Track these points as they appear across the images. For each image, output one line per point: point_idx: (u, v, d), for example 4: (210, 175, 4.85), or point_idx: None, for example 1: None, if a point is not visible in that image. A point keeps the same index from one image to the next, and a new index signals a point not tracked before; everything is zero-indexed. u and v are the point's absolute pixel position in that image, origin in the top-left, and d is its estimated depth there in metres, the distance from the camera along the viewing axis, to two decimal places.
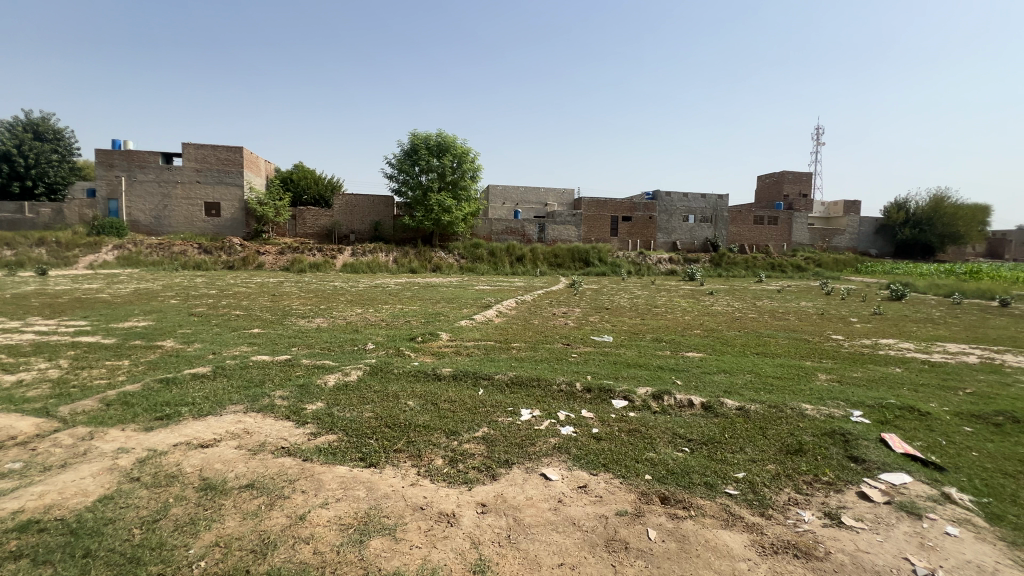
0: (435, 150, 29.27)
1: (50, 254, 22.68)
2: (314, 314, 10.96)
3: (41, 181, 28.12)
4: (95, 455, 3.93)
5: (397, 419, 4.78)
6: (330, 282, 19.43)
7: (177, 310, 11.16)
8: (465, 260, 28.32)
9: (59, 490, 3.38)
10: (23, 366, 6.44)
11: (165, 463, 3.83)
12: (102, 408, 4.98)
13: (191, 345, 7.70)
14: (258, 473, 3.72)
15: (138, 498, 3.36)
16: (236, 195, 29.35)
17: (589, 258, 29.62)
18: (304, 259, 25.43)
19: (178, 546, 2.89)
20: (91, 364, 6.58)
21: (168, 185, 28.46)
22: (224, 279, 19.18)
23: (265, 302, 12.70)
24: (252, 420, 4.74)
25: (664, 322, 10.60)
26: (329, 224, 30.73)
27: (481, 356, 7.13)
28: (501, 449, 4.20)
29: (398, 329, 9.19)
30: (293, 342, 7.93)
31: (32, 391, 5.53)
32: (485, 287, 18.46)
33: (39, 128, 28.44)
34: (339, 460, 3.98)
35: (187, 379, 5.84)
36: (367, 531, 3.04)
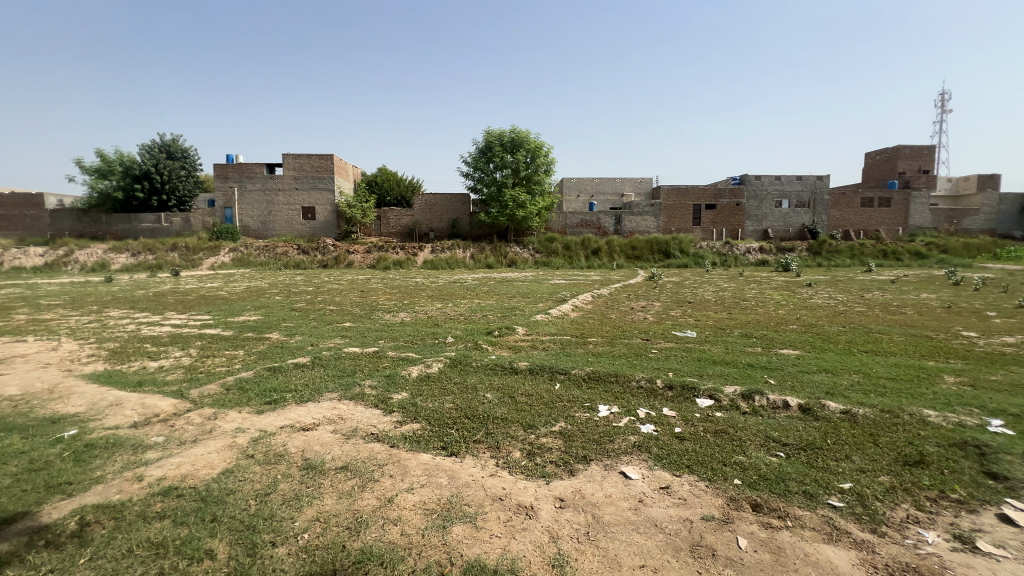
0: (509, 146, 29.50)
1: (182, 257, 26.28)
2: (398, 308, 11.57)
3: (174, 195, 32.45)
4: (218, 434, 4.49)
5: (476, 410, 4.92)
6: (413, 278, 20.51)
7: (281, 306, 12.37)
8: (540, 254, 28.39)
9: (192, 462, 3.91)
10: (163, 354, 7.51)
11: (274, 442, 4.27)
12: (222, 391, 5.66)
13: (293, 337, 8.50)
14: (351, 456, 4.03)
15: (253, 473, 3.78)
16: (329, 199, 31.81)
17: (669, 249, 28.39)
18: (388, 257, 27.04)
19: (286, 518, 3.20)
20: (214, 353, 7.50)
21: (272, 193, 31.52)
22: (320, 277, 21.00)
23: (355, 298, 13.65)
24: (346, 407, 5.12)
25: (755, 317, 9.86)
26: (411, 224, 32.22)
27: (557, 350, 7.12)
28: (578, 444, 4.16)
29: (476, 323, 9.47)
30: (379, 335, 8.46)
31: (169, 375, 6.42)
32: (562, 280, 18.83)
33: (171, 148, 32.68)
34: (423, 447, 4.19)
35: (290, 368, 6.45)
36: (449, 517, 3.17)
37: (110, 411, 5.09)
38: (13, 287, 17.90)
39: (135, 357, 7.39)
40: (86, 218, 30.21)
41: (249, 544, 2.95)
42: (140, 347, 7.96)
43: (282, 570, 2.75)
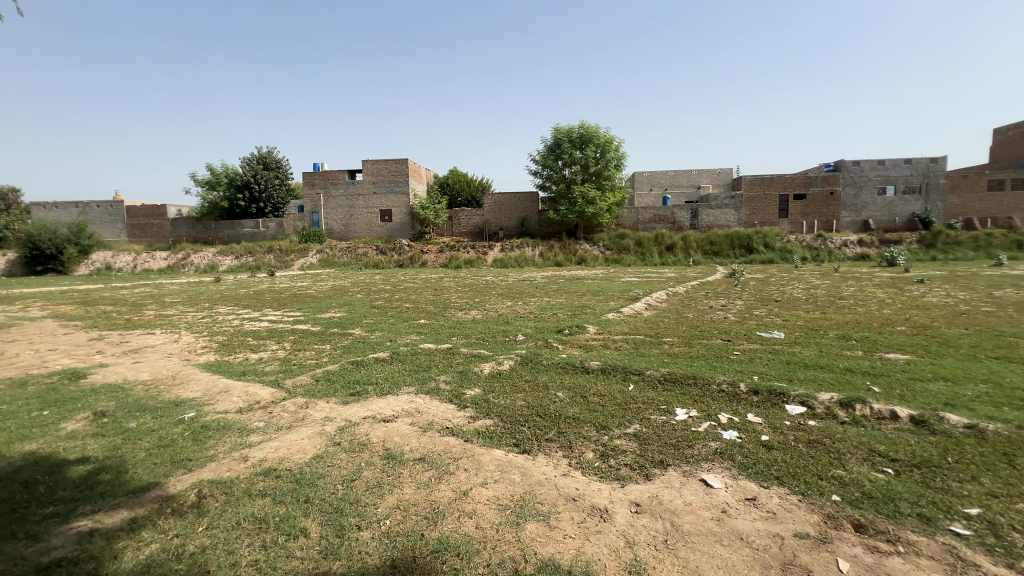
0: (578, 142, 29.14)
1: (277, 259, 28.94)
2: (469, 306, 11.87)
3: (270, 202, 35.74)
4: (309, 421, 4.86)
5: (547, 409, 4.91)
6: (483, 277, 20.99)
7: (362, 304, 13.18)
8: (610, 252, 27.82)
9: (288, 446, 4.27)
10: (262, 347, 8.31)
11: (358, 432, 4.55)
12: (313, 382, 6.15)
13: (374, 333, 9.04)
14: (428, 448, 4.18)
15: (339, 459, 4.04)
16: (404, 202, 33.34)
17: (752, 243, 26.60)
18: (459, 257, 27.91)
19: (370, 504, 3.39)
20: (305, 347, 8.17)
21: (354, 198, 33.60)
22: (397, 276, 22.21)
23: (429, 296, 14.20)
24: (422, 401, 5.34)
25: (854, 317, 8.94)
26: (481, 224, 32.92)
27: (630, 350, 6.91)
28: (654, 448, 4.01)
29: (546, 321, 9.48)
30: (452, 332, 8.72)
31: (267, 366, 7.08)
32: (633, 278, 18.32)
33: (267, 160, 36.03)
34: (496, 443, 4.25)
35: (372, 362, 6.85)
36: (523, 514, 3.19)
37: (221, 397, 5.72)
38: (145, 287, 20.75)
39: (239, 349, 8.23)
40: (199, 225, 34.11)
41: (337, 526, 3.16)
42: (243, 341, 8.85)
43: (367, 552, 2.91)
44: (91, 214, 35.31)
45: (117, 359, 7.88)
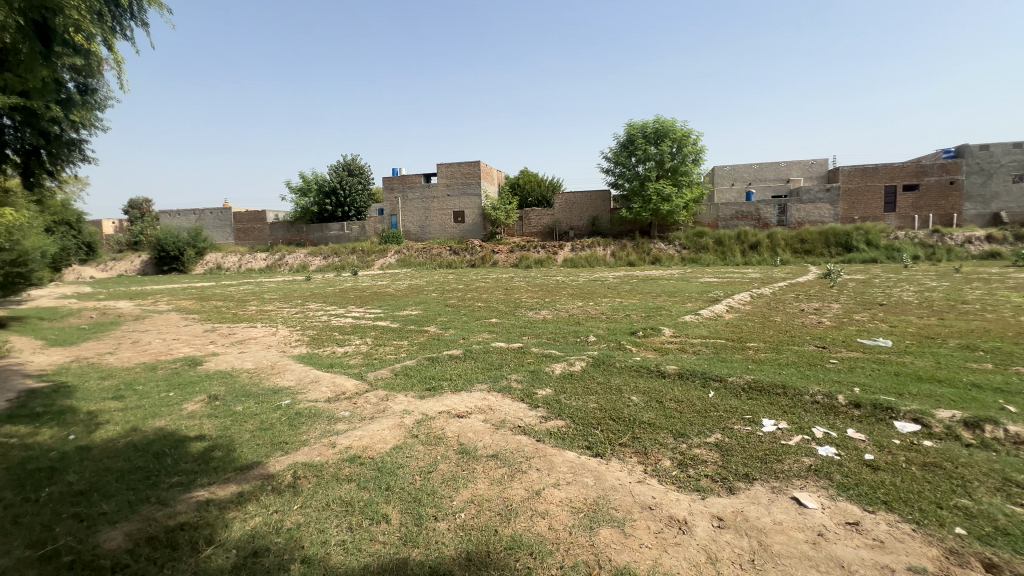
0: (653, 138, 28.11)
1: (360, 260, 30.97)
2: (540, 306, 11.89)
3: (353, 207, 38.22)
4: (389, 414, 5.12)
5: (621, 413, 4.78)
6: (554, 276, 20.96)
7: (437, 302, 13.69)
8: (687, 251, 26.60)
9: (370, 436, 4.53)
10: (348, 342, 8.91)
11: (434, 426, 4.73)
12: (392, 376, 6.49)
13: (448, 331, 9.34)
14: (501, 446, 4.24)
15: (417, 451, 4.22)
16: (476, 203, 34.16)
17: (850, 241, 24.18)
18: (530, 256, 28.14)
19: (446, 496, 3.51)
20: (385, 342, 8.64)
21: (429, 200, 34.98)
22: (469, 276, 22.83)
23: (500, 295, 14.42)
24: (494, 399, 5.42)
25: (981, 324, 7.80)
26: (552, 223, 32.85)
27: (710, 355, 6.54)
28: (738, 460, 3.77)
29: (618, 322, 9.23)
30: (524, 332, 8.78)
31: (352, 360, 7.58)
32: (712, 278, 17.35)
33: (351, 167, 38.59)
34: (568, 445, 4.22)
35: (446, 359, 7.08)
36: (597, 518, 3.13)
37: (311, 387, 6.21)
38: (249, 285, 23.09)
39: (327, 343, 8.88)
40: (292, 229, 37.22)
41: (415, 515, 3.29)
42: (331, 335, 9.54)
43: (443, 542, 3.00)
44: (205, 220, 39.93)
45: (227, 348, 8.85)
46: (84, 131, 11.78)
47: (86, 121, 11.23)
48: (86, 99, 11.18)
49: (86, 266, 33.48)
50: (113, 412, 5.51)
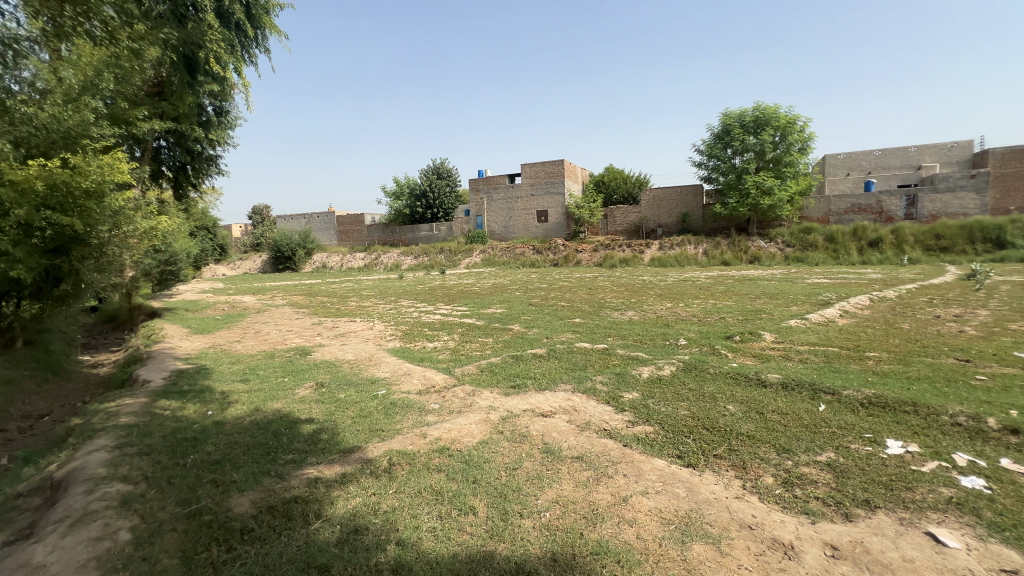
0: (751, 127, 26.02)
1: (448, 260, 32.39)
2: (626, 307, 11.53)
3: (442, 209, 39.97)
4: (475, 409, 5.28)
5: (715, 422, 4.49)
6: (640, 276, 20.25)
7: (520, 301, 13.83)
8: (791, 249, 24.31)
9: (457, 429, 4.71)
10: (437, 337, 9.33)
11: (519, 423, 4.79)
12: (479, 372, 6.68)
13: (532, 330, 9.41)
14: (586, 448, 4.18)
15: (503, 447, 4.30)
16: (560, 202, 34.04)
17: (1001, 235, 20.62)
18: (615, 255, 27.57)
19: (531, 494, 3.53)
20: (472, 339, 8.93)
21: (513, 201, 35.47)
22: (552, 275, 22.85)
23: (584, 295, 14.23)
24: (579, 400, 5.36)
25: None
26: (638, 221, 31.78)
27: (820, 364, 5.91)
28: (856, 484, 3.35)
29: (711, 325, 8.68)
30: (608, 333, 8.58)
31: (441, 355, 7.93)
32: (822, 279, 15.66)
33: (440, 171, 40.42)
34: (657, 452, 4.05)
35: (530, 357, 7.14)
36: (689, 533, 2.96)
37: (404, 378, 6.60)
38: (349, 282, 25.12)
39: (417, 338, 9.37)
40: (387, 231, 39.82)
41: (501, 510, 3.36)
42: (421, 331, 10.05)
43: (528, 540, 3.02)
44: (313, 223, 44.17)
45: (331, 341, 9.70)
46: (219, 148, 13.65)
47: (220, 140, 13.01)
48: (221, 120, 12.95)
49: (219, 266, 38.62)
50: (241, 393, 6.28)
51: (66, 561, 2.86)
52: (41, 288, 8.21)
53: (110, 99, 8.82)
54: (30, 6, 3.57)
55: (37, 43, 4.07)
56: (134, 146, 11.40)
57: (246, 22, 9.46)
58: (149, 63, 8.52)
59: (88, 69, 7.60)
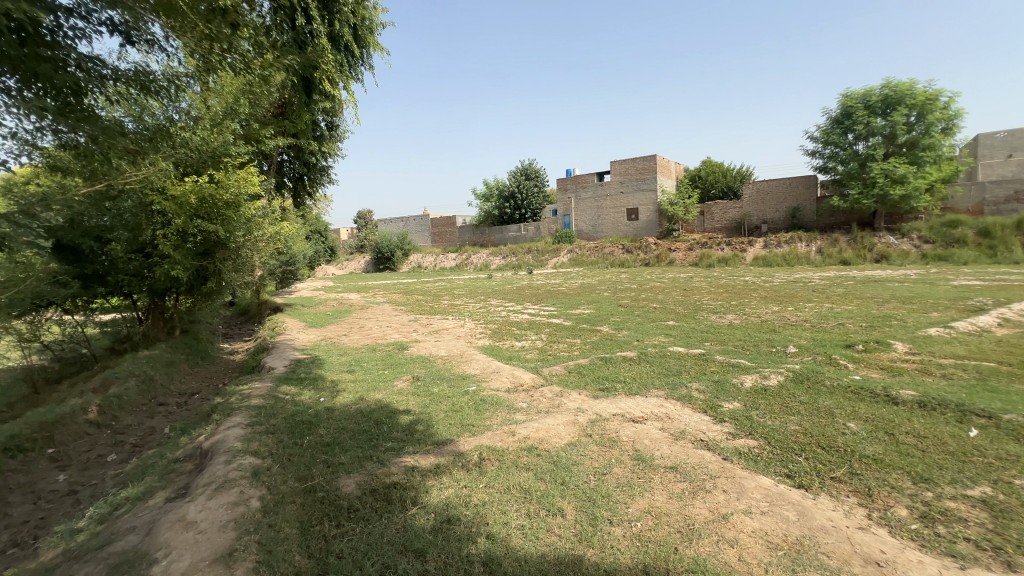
0: (879, 108, 22.88)
1: (535, 260, 32.73)
2: (725, 309, 10.77)
3: (530, 209, 40.40)
4: (563, 410, 5.25)
5: (833, 441, 4.01)
6: (741, 277, 18.79)
7: (609, 301, 13.53)
8: (930, 246, 21.02)
9: (545, 430, 4.71)
10: (525, 337, 9.44)
11: (608, 427, 4.68)
12: (567, 373, 6.65)
13: (621, 332, 9.15)
14: (680, 458, 3.97)
15: (591, 451, 4.23)
16: (652, 199, 32.69)
17: None
18: (712, 254, 25.93)
19: (621, 502, 3.42)
20: (559, 340, 8.90)
21: (602, 199, 34.72)
22: (643, 275, 22.07)
23: (678, 296, 13.54)
24: (672, 407, 5.11)
25: None
26: (739, 217, 29.50)
27: (970, 382, 5.02)
28: (1022, 529, 2.79)
29: (827, 332, 7.79)
30: (705, 337, 8.06)
31: (529, 354, 8.01)
32: (972, 280, 13.32)
33: (528, 171, 40.87)
34: (762, 469, 3.72)
35: (619, 360, 6.95)
36: (800, 561, 2.68)
37: (494, 376, 6.76)
38: (442, 282, 26.40)
39: (506, 337, 9.57)
40: (478, 232, 41.12)
41: (590, 515, 3.30)
42: (510, 330, 10.25)
43: (618, 549, 2.94)
44: (410, 226, 47.10)
45: (426, 337, 10.25)
46: (330, 159, 15.08)
47: (331, 151, 14.37)
48: (331, 134, 14.27)
49: (329, 266, 42.75)
50: (347, 383, 6.88)
51: (212, 520, 3.34)
52: (194, 285, 9.68)
53: (244, 121, 10.13)
54: (189, 48, 4.12)
55: (193, 77, 4.73)
56: (262, 161, 13.01)
57: (354, 43, 10.30)
58: (274, 87, 9.65)
59: (228, 97, 8.82)
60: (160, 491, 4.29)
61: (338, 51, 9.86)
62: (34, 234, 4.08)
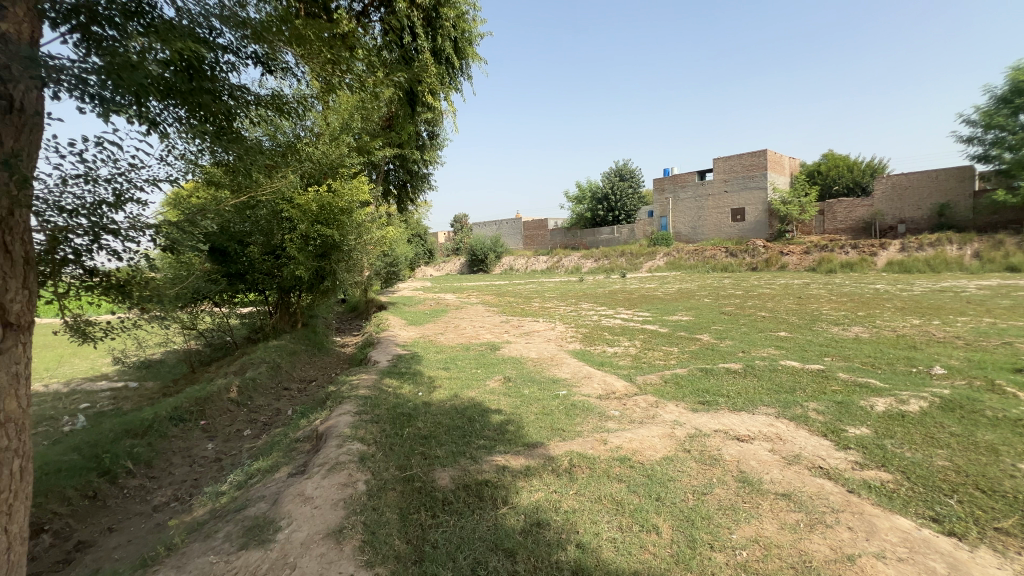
0: None
1: (629, 264, 31.80)
2: (849, 321, 9.54)
3: (624, 211, 39.30)
4: (658, 421, 5.01)
5: (997, 485, 3.34)
6: (870, 284, 16.54)
7: (710, 308, 12.69)
8: None
9: (639, 441, 4.53)
10: (617, 343, 9.18)
11: (709, 444, 4.36)
12: (662, 383, 6.33)
13: (724, 341, 8.51)
14: (794, 485, 3.57)
15: (689, 468, 3.97)
16: (761, 198, 30.01)
17: None
18: (834, 258, 23.18)
19: (724, 527, 3.16)
20: (654, 347, 8.52)
21: (703, 199, 32.62)
22: (749, 280, 20.36)
23: (791, 305, 12.28)
24: (785, 427, 4.62)
25: None
26: (868, 216, 25.99)
27: None
28: None
29: (985, 351, 6.55)
30: (825, 351, 7.19)
31: (622, 361, 7.77)
32: None
33: (623, 172, 39.78)
34: (899, 508, 3.21)
35: (722, 372, 6.45)
36: None
37: (585, 382, 6.65)
38: (533, 284, 26.69)
39: (598, 342, 9.38)
40: (570, 235, 40.87)
41: (689, 536, 3.09)
42: (601, 335, 10.04)
43: None
44: (503, 229, 48.35)
45: (517, 338, 10.42)
46: (430, 167, 16.00)
47: (431, 159, 15.25)
48: (432, 142, 15.15)
49: (428, 267, 45.44)
50: (443, 379, 7.22)
51: (326, 497, 3.68)
52: (313, 284, 10.80)
53: (358, 134, 11.13)
54: (315, 72, 4.58)
55: (317, 98, 5.27)
56: (372, 170, 14.19)
57: (455, 55, 10.82)
58: (383, 103, 10.48)
59: (345, 114, 9.76)
60: (285, 466, 4.84)
61: (440, 64, 10.42)
62: (194, 240, 4.79)
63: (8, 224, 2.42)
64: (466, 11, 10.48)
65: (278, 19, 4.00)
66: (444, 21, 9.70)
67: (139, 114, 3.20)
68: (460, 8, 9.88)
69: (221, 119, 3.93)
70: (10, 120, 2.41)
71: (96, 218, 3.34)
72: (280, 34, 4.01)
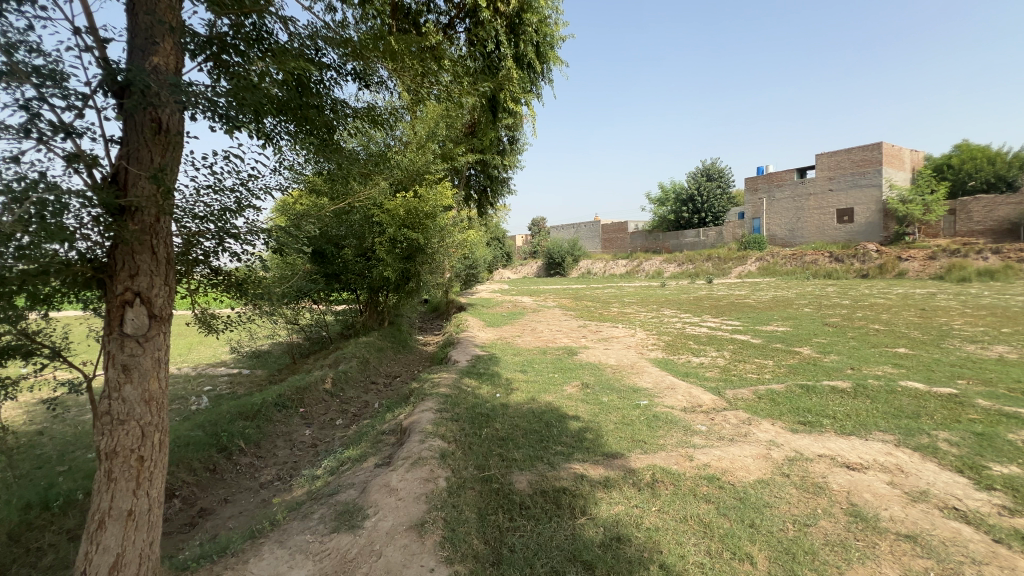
0: None
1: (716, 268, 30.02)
2: (989, 338, 8.18)
3: (711, 213, 37.09)
4: (752, 441, 4.61)
5: None
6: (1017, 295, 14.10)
7: (810, 318, 11.54)
8: None
9: (730, 460, 4.20)
10: (704, 353, 8.63)
11: (813, 470, 3.93)
12: (755, 399, 5.82)
13: (828, 356, 7.67)
14: (921, 527, 3.10)
15: (789, 494, 3.61)
16: (874, 197, 26.77)
17: None
18: (968, 264, 20.11)
19: (831, 564, 2.82)
20: (745, 359, 7.90)
21: (802, 199, 29.80)
22: (858, 289, 18.27)
23: (912, 317, 10.79)
24: (907, 459, 4.04)
25: None
26: (1014, 216, 22.23)
27: None
28: None
29: None
30: (958, 372, 6.20)
31: (709, 372, 7.29)
32: None
33: (711, 171, 37.57)
34: None
35: (826, 391, 5.79)
36: None
37: (668, 393, 6.32)
38: (612, 289, 26.12)
39: (682, 351, 8.88)
40: (651, 238, 39.43)
41: (789, 571, 2.80)
42: (685, 343, 9.52)
43: None
44: (581, 232, 47.87)
45: (595, 344, 10.20)
46: (509, 171, 16.30)
47: (510, 163, 15.54)
48: (512, 147, 15.41)
49: (506, 270, 46.30)
50: (520, 382, 7.24)
51: (409, 490, 3.83)
52: (399, 285, 11.38)
53: (442, 142, 11.63)
54: (405, 84, 4.79)
55: (407, 108, 5.52)
56: (455, 176, 14.77)
57: (537, 60, 10.88)
58: (466, 110, 10.80)
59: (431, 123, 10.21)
60: (372, 456, 5.13)
61: (522, 69, 10.52)
62: (299, 244, 5.26)
63: (155, 230, 2.80)
64: (549, 15, 10.51)
65: (374, 37, 4.24)
66: (527, 26, 9.74)
67: (258, 130, 3.56)
68: (542, 12, 9.92)
69: (323, 132, 4.25)
70: (158, 139, 2.78)
71: (221, 224, 3.75)
72: (375, 51, 4.24)
